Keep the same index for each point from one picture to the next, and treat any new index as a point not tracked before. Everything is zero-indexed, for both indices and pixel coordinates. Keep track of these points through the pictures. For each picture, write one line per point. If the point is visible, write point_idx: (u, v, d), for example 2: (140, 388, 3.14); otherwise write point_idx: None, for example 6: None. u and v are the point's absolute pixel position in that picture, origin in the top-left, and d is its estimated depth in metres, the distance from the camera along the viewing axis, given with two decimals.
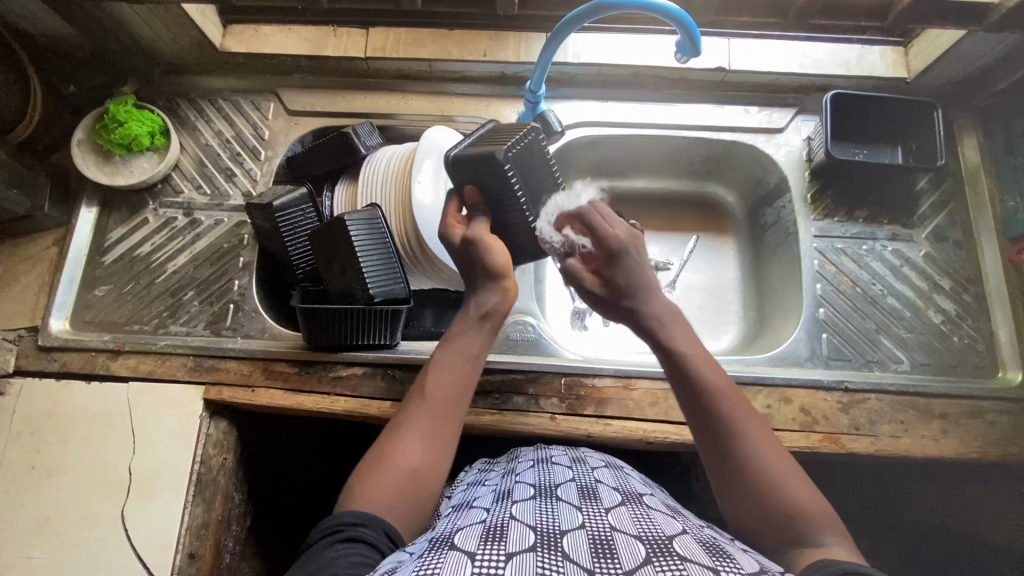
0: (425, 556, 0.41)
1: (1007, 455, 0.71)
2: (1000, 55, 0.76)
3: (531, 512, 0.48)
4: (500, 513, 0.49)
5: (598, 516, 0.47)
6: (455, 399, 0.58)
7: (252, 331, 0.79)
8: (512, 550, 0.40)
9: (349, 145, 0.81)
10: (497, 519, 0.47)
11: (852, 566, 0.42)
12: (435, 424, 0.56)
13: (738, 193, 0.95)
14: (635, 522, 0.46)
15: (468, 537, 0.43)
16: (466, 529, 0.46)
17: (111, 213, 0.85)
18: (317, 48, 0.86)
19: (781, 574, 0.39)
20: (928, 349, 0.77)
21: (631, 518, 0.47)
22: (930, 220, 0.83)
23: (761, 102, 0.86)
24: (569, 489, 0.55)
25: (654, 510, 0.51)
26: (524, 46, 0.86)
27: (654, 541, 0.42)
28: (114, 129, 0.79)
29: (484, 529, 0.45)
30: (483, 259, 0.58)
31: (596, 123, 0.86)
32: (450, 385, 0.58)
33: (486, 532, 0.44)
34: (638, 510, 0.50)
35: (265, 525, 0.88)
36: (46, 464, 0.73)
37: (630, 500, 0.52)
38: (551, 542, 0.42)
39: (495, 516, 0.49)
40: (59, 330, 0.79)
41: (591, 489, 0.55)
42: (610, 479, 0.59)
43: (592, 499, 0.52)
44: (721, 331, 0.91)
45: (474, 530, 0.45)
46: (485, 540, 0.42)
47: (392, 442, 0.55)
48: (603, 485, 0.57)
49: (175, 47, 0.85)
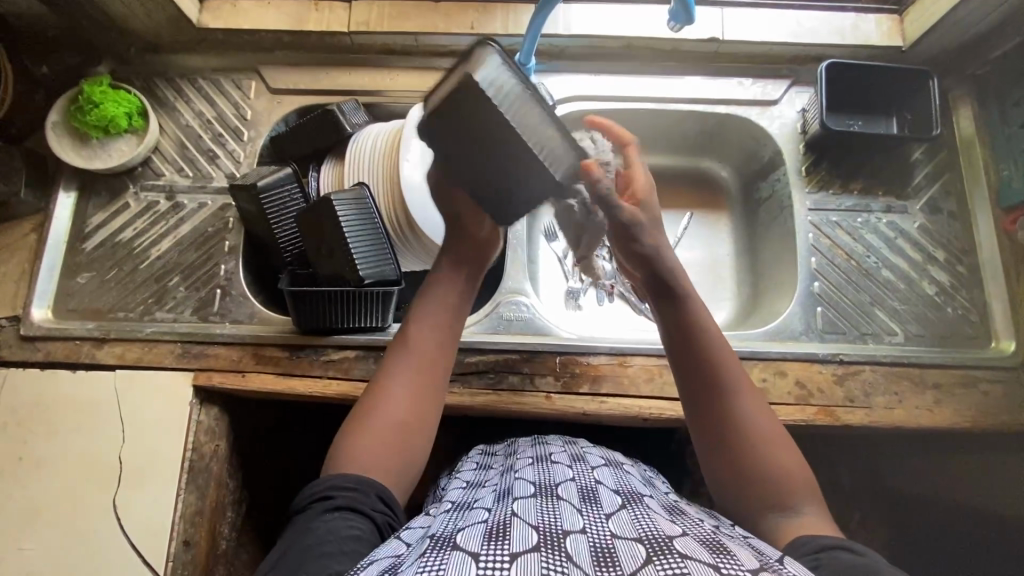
0: (427, 555, 0.40)
1: (998, 423, 0.72)
2: (996, 20, 0.75)
3: (534, 511, 0.48)
4: (500, 512, 0.49)
5: (599, 521, 0.47)
6: (442, 351, 0.59)
7: (241, 316, 0.78)
8: (516, 549, 0.40)
9: (334, 123, 0.79)
10: (499, 517, 0.47)
11: (835, 542, 0.43)
12: (421, 377, 0.57)
13: (731, 167, 0.94)
14: (635, 524, 0.46)
15: (470, 537, 0.43)
16: (468, 528, 0.45)
17: (91, 198, 0.82)
18: (298, 23, 0.83)
19: (780, 566, 0.39)
20: (922, 321, 0.77)
21: (631, 520, 0.47)
22: (925, 191, 0.82)
23: (755, 73, 0.85)
24: (570, 490, 0.55)
25: (654, 510, 0.50)
26: (513, 18, 0.83)
27: (655, 541, 0.42)
28: (90, 110, 0.76)
29: (487, 529, 0.44)
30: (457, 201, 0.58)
31: (588, 97, 0.84)
32: (434, 338, 0.59)
33: (488, 531, 0.44)
34: (639, 511, 0.50)
35: (260, 511, 0.87)
36: (34, 456, 0.72)
37: (630, 503, 0.52)
38: (555, 543, 0.41)
39: (496, 515, 0.49)
40: (42, 318, 0.77)
41: (590, 491, 0.54)
42: (609, 479, 0.59)
43: (593, 502, 0.51)
44: (716, 308, 0.91)
45: (476, 529, 0.45)
46: (488, 540, 0.42)
47: (378, 400, 0.55)
48: (603, 486, 0.56)
49: (150, 24, 0.82)
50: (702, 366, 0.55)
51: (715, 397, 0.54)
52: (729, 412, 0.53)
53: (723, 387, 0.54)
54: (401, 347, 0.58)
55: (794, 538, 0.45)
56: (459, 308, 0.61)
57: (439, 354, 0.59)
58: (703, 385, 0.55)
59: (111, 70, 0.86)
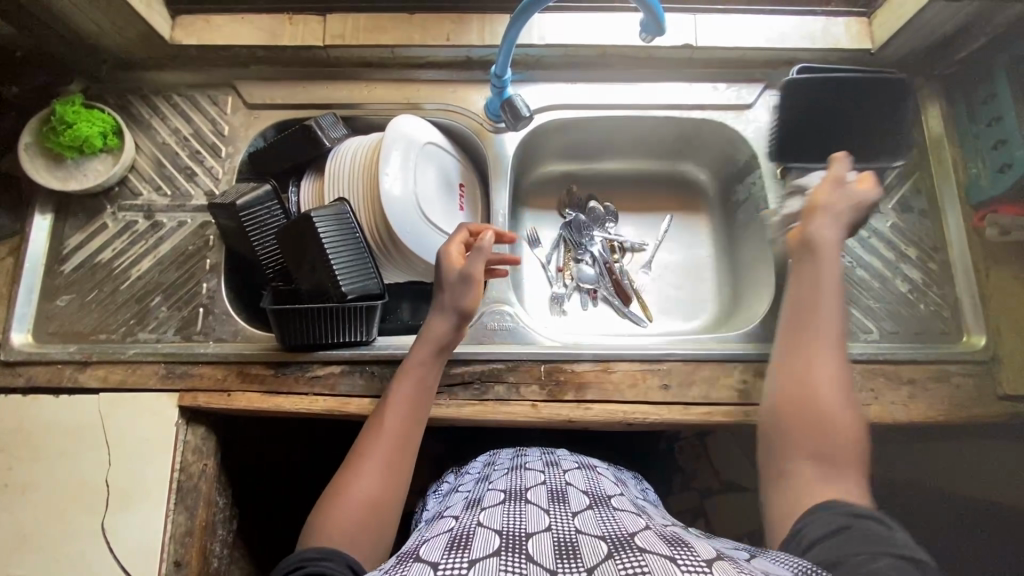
0: (388, 570, 0.41)
1: (969, 415, 0.74)
2: (961, 23, 0.76)
3: (500, 516, 0.49)
4: (468, 520, 0.50)
5: (564, 519, 0.48)
6: (411, 424, 0.62)
7: (224, 334, 0.78)
8: (476, 555, 0.40)
9: (312, 138, 0.78)
10: (464, 527, 0.48)
11: (859, 508, 0.47)
12: (392, 453, 0.59)
13: (709, 170, 0.95)
14: (600, 522, 0.47)
15: (433, 548, 0.44)
16: (432, 540, 0.46)
17: (67, 220, 0.82)
18: (273, 38, 0.83)
19: (736, 559, 0.41)
20: (896, 318, 0.79)
21: (596, 519, 0.48)
22: (897, 190, 0.84)
23: (729, 78, 0.86)
24: (539, 493, 0.56)
25: (621, 511, 0.52)
26: (489, 29, 0.84)
27: (616, 538, 0.43)
28: (63, 130, 0.75)
29: (451, 538, 0.45)
30: (451, 287, 0.66)
31: (567, 106, 0.85)
32: (407, 413, 0.62)
33: (451, 541, 0.44)
34: (605, 511, 0.51)
35: (253, 528, 0.87)
36: (18, 482, 0.71)
37: (598, 504, 0.53)
38: (516, 545, 0.42)
39: (462, 523, 0.50)
40: (22, 343, 0.77)
41: (560, 493, 0.56)
42: (581, 482, 0.60)
43: (561, 502, 0.53)
44: (697, 309, 0.92)
45: (440, 539, 0.46)
46: (450, 549, 0.42)
47: (352, 472, 0.57)
48: (573, 488, 0.58)
49: (121, 42, 0.81)
50: (810, 337, 0.59)
51: (805, 338, 0.59)
52: (802, 360, 0.58)
53: (817, 347, 0.58)
54: (371, 428, 0.61)
55: (812, 505, 0.49)
56: (429, 387, 0.64)
57: (410, 428, 0.61)
58: (795, 344, 0.60)
59: (83, 88, 0.85)
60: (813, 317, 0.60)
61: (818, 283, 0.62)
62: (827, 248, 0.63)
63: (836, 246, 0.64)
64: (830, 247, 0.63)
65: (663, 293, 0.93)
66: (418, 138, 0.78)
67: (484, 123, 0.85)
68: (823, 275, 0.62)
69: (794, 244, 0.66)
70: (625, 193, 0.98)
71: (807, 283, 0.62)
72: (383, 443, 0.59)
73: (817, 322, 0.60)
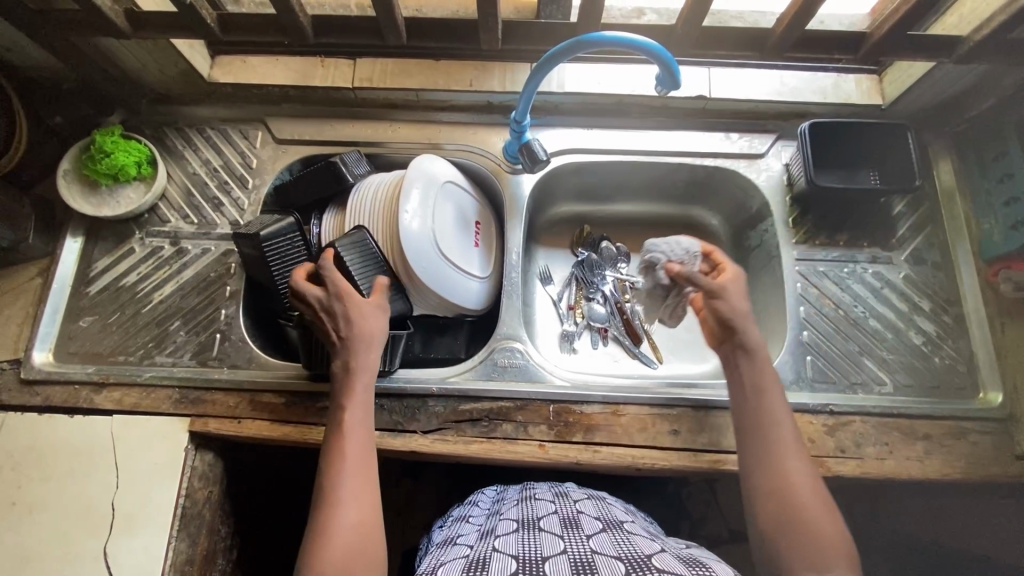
0: None
1: (988, 474, 0.72)
2: (969, 84, 0.78)
3: (514, 543, 0.51)
4: (482, 547, 0.52)
5: (579, 542, 0.50)
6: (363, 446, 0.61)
7: (239, 361, 0.79)
8: None
9: (336, 174, 0.81)
10: (481, 552, 0.51)
11: None
12: (364, 475, 0.59)
13: (721, 216, 0.97)
14: (614, 545, 0.49)
15: (451, 570, 0.48)
16: (450, 564, 0.50)
17: (97, 243, 0.85)
18: (304, 78, 0.87)
19: None
20: (910, 370, 0.78)
21: (611, 542, 0.50)
22: (909, 242, 0.84)
23: (741, 128, 0.88)
24: (552, 521, 0.56)
25: (635, 534, 0.53)
26: (510, 76, 0.87)
27: (633, 559, 0.46)
28: (102, 159, 0.79)
29: (467, 563, 0.49)
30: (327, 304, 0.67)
31: (582, 151, 0.87)
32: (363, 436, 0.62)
33: (468, 565, 0.48)
34: (619, 535, 0.53)
35: (252, 560, 0.86)
36: (26, 501, 0.72)
37: (611, 528, 0.55)
38: (533, 568, 0.46)
39: (478, 549, 0.52)
40: (42, 362, 0.79)
41: (573, 519, 0.56)
42: (592, 509, 0.60)
43: (574, 527, 0.54)
44: (709, 353, 0.92)
45: (457, 563, 0.49)
46: (467, 571, 0.46)
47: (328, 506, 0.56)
48: (585, 514, 0.58)
49: (162, 78, 0.86)
50: (765, 419, 0.60)
51: (758, 426, 0.60)
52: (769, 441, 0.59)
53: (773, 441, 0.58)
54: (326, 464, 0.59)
55: None
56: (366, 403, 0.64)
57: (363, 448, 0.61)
58: (751, 433, 0.60)
59: (122, 120, 0.89)
60: (760, 407, 0.61)
61: (760, 369, 0.63)
62: (741, 322, 0.64)
63: (746, 319, 0.64)
64: (745, 318, 0.64)
65: (674, 335, 0.93)
66: (437, 176, 0.81)
67: (502, 164, 0.88)
68: (762, 377, 0.62)
69: (722, 347, 0.66)
70: (637, 234, 1.00)
71: (751, 390, 0.62)
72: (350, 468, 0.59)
73: (771, 425, 0.59)
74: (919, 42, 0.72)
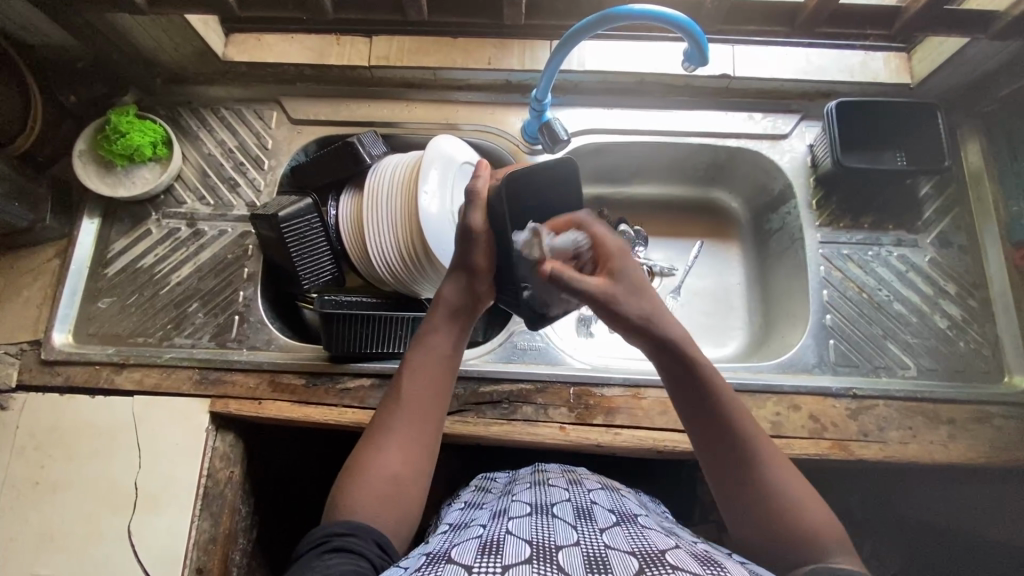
0: (423, 568, 0.44)
1: (1014, 459, 0.71)
2: (1003, 61, 0.76)
3: (528, 528, 0.51)
4: (495, 529, 0.52)
5: (593, 535, 0.50)
6: (431, 401, 0.59)
7: (259, 343, 0.79)
8: (508, 562, 0.43)
9: (354, 154, 0.80)
10: (495, 533, 0.51)
11: None
12: (418, 428, 0.58)
13: (741, 198, 0.96)
14: (628, 538, 0.49)
15: (465, 551, 0.47)
16: (463, 544, 0.49)
17: (113, 224, 0.84)
18: (320, 56, 0.86)
19: None
20: (934, 354, 0.78)
21: (625, 535, 0.50)
22: (935, 225, 0.83)
23: (765, 108, 0.86)
24: (565, 509, 0.56)
25: (648, 528, 0.53)
26: (530, 54, 0.86)
27: (647, 554, 0.45)
28: (116, 139, 0.78)
29: (481, 544, 0.48)
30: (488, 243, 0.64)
31: (602, 131, 0.86)
32: (428, 382, 0.60)
33: (482, 547, 0.47)
34: (633, 529, 0.52)
35: (272, 541, 0.86)
36: (50, 481, 0.72)
37: (625, 521, 0.54)
38: (546, 556, 0.45)
39: (491, 531, 0.52)
40: (62, 343, 0.78)
41: (586, 510, 0.56)
42: (605, 500, 0.60)
43: (588, 518, 0.54)
44: (727, 336, 0.91)
45: (470, 544, 0.49)
46: (482, 554, 0.46)
47: (370, 447, 0.57)
48: (598, 506, 0.58)
49: (177, 56, 0.84)
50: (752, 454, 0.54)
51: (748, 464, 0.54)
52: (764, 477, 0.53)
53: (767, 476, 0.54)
54: (390, 402, 0.59)
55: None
56: (452, 359, 0.61)
57: (431, 404, 0.60)
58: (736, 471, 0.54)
59: (136, 100, 0.88)
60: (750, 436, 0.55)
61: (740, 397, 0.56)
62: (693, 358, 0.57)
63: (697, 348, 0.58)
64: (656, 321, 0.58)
65: (693, 319, 0.92)
66: (456, 157, 0.80)
67: (521, 145, 0.86)
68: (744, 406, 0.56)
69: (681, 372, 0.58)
70: (655, 217, 0.98)
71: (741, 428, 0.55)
72: (406, 414, 0.58)
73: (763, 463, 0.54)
74: (957, 18, 0.70)
